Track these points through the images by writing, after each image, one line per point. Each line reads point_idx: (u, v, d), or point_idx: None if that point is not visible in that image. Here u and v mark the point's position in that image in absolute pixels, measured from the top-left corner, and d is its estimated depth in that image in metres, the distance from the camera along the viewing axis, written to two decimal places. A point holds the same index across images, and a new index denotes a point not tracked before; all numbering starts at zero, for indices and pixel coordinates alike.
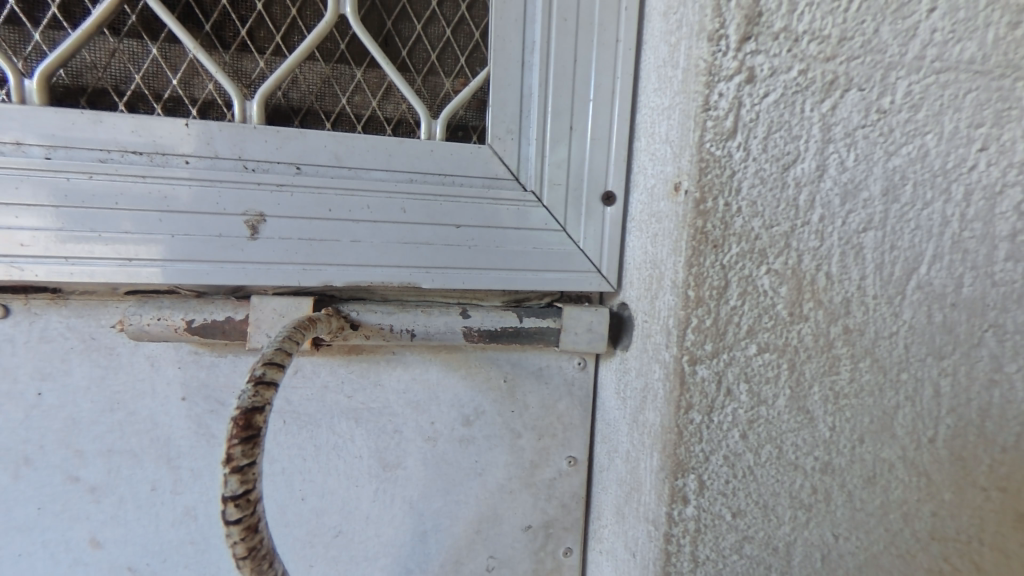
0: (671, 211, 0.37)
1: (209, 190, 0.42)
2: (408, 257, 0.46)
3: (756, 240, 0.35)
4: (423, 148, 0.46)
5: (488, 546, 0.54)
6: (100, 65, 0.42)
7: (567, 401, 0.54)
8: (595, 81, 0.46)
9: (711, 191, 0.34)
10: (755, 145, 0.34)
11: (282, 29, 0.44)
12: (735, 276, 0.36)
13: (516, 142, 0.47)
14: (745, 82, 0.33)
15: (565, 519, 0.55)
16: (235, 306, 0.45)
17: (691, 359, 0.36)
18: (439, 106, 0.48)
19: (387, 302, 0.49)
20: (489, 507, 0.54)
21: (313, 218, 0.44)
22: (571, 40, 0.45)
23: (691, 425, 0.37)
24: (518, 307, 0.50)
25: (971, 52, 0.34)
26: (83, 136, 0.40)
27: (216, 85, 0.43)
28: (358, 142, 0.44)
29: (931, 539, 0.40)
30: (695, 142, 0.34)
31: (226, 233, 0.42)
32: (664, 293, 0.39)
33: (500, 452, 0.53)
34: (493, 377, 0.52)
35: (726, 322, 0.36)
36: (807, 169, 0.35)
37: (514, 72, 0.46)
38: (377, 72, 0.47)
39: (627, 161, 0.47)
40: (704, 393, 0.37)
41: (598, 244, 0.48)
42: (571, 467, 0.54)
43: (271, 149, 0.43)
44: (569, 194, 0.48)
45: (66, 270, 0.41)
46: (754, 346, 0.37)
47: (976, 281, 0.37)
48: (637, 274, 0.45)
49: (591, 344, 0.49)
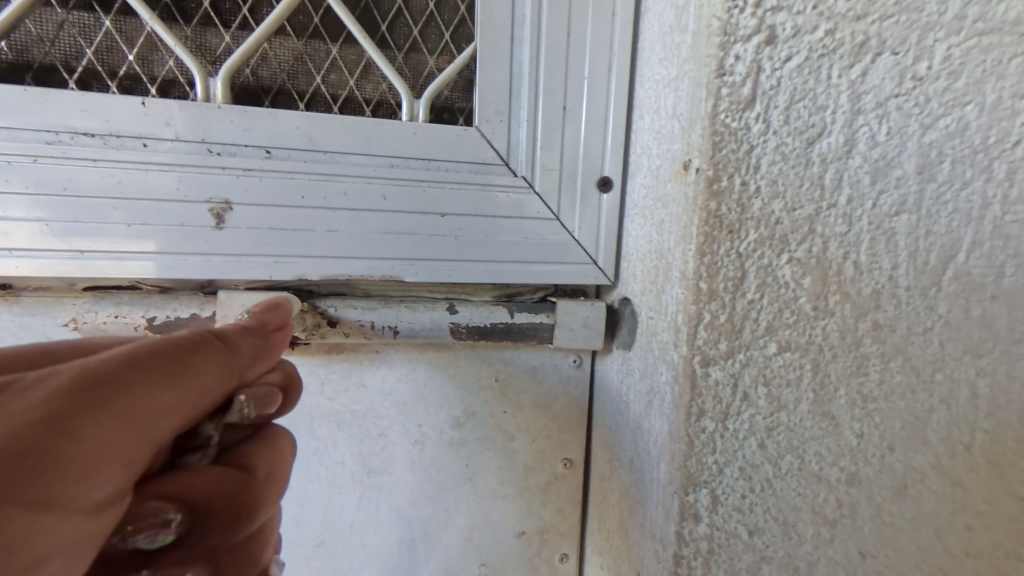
0: (680, 194, 0.33)
1: (169, 175, 0.38)
2: (390, 248, 0.42)
3: (776, 225, 0.31)
4: (405, 131, 0.41)
5: (480, 553, 0.50)
6: (47, 38, 0.37)
7: (562, 401, 0.50)
8: (591, 57, 0.42)
9: (726, 168, 0.30)
10: (776, 117, 0.30)
11: (249, 1, 0.40)
12: (752, 266, 0.31)
13: (506, 124, 0.43)
14: (764, 44, 0.29)
15: (561, 524, 0.51)
16: (202, 301, 0.41)
17: (702, 359, 0.32)
18: (422, 86, 0.44)
19: (369, 297, 0.44)
20: (483, 514, 0.50)
21: (286, 206, 0.40)
22: (564, 12, 0.41)
23: (702, 433, 0.33)
24: (508, 302, 0.46)
25: (1018, 11, 0.30)
26: (26, 115, 0.35)
27: (177, 61, 0.39)
28: (334, 123, 0.40)
29: (966, 555, 0.36)
30: (707, 113, 0.30)
31: (189, 222, 0.38)
32: (671, 285, 0.34)
33: (493, 459, 0.49)
34: (483, 376, 0.48)
35: (743, 318, 0.32)
36: (833, 143, 0.31)
37: (502, 47, 0.42)
38: (355, 49, 0.43)
39: (625, 144, 0.43)
40: (718, 398, 0.33)
41: (600, 240, 0.44)
42: (568, 470, 0.50)
43: (238, 130, 0.39)
44: (563, 180, 0.43)
45: (10, 262, 0.36)
46: (773, 345, 0.32)
47: (1018, 271, 0.33)
48: (641, 265, 0.40)
49: (587, 340, 0.45)
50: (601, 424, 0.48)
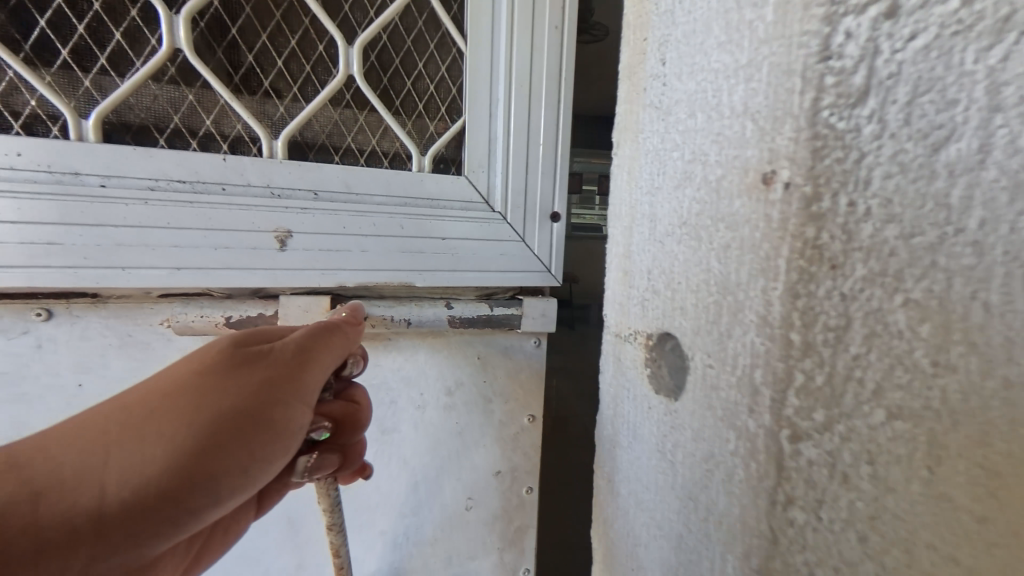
0: (756, 212, 0.28)
1: (245, 212, 0.56)
2: (400, 263, 0.62)
3: (888, 260, 0.23)
4: (415, 177, 0.63)
5: (466, 490, 0.74)
6: (144, 106, 0.54)
7: (527, 371, 0.74)
8: (541, 133, 0.67)
9: (827, 182, 0.25)
10: (891, 115, 0.22)
11: (298, 80, 0.58)
12: (860, 315, 0.24)
13: (485, 173, 0.65)
14: (884, 16, 0.22)
15: (525, 466, 0.76)
16: (263, 303, 0.62)
17: (791, 434, 0.27)
18: (426, 142, 0.64)
19: (383, 297, 0.65)
20: (469, 459, 0.73)
21: (331, 233, 0.59)
22: (525, 98, 0.65)
23: (789, 524, 0.28)
24: (488, 300, 0.69)
25: None
26: (132, 167, 0.53)
27: (243, 125, 0.57)
28: (364, 173, 0.60)
29: None
30: (806, 109, 0.25)
31: (259, 245, 0.57)
32: (745, 330, 0.30)
33: (477, 414, 0.72)
34: (468, 355, 0.71)
35: (845, 379, 0.25)
36: (963, 149, 0.21)
37: (484, 121, 0.65)
38: (376, 116, 0.62)
39: (562, 188, 0.69)
40: (807, 478, 0.27)
41: (545, 245, 0.68)
42: (530, 424, 0.75)
43: (293, 179, 0.58)
44: (526, 212, 0.67)
45: (119, 275, 0.53)
46: (880, 419, 0.24)
47: None
48: (696, 301, 0.34)
49: (544, 324, 0.70)
50: (627, 469, 0.42)
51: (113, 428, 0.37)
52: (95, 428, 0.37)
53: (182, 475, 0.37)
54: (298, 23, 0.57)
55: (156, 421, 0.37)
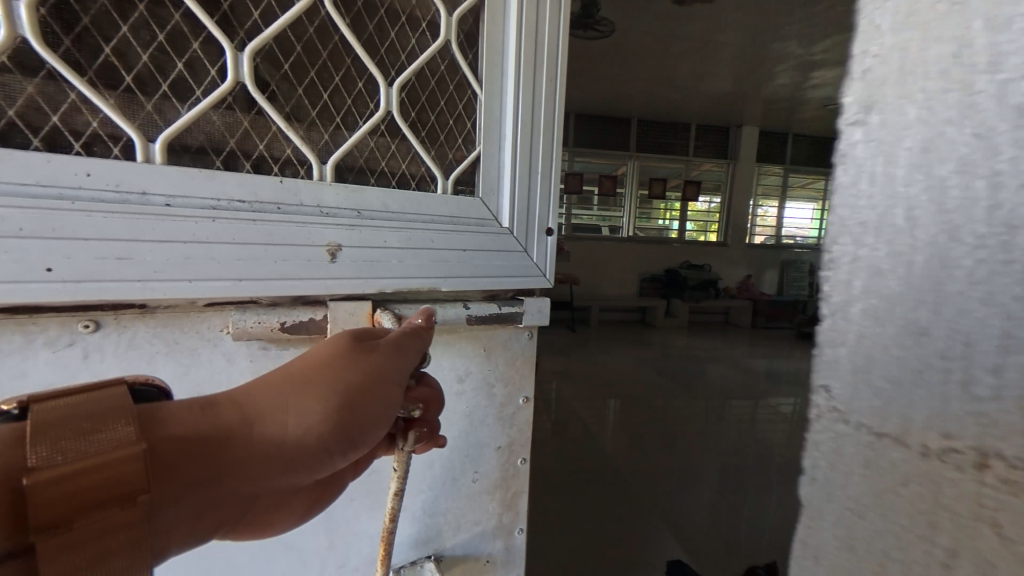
0: None
1: (304, 229, 0.71)
2: (434, 272, 0.84)
3: None
4: (439, 199, 0.88)
5: (473, 465, 1.06)
6: (203, 131, 0.69)
7: (519, 359, 1.06)
8: (535, 162, 0.96)
9: None
10: None
11: (341, 113, 0.79)
12: None
13: (494, 194, 0.95)
14: None
15: (517, 440, 1.10)
16: (311, 310, 0.74)
17: None
18: (447, 168, 0.93)
19: (413, 300, 0.84)
20: (479, 437, 1.05)
21: (375, 246, 0.78)
22: (526, 140, 0.95)
23: None
24: (496, 299, 0.94)
25: None
26: (197, 191, 0.65)
27: (292, 148, 0.75)
28: (396, 196, 0.82)
29: None
30: None
31: (313, 258, 0.72)
32: None
33: (482, 397, 1.03)
34: (476, 346, 0.99)
35: None
36: None
37: (496, 155, 0.94)
38: (405, 144, 0.87)
39: (552, 204, 0.99)
40: None
41: (541, 254, 0.98)
42: (524, 403, 1.09)
43: (341, 200, 0.77)
44: (525, 224, 0.96)
45: (184, 288, 0.64)
46: None
47: None
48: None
49: (540, 318, 0.99)
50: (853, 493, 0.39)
51: (288, 387, 0.53)
52: (275, 388, 0.53)
53: (333, 424, 0.54)
54: (342, 62, 0.78)
55: (315, 383, 0.55)
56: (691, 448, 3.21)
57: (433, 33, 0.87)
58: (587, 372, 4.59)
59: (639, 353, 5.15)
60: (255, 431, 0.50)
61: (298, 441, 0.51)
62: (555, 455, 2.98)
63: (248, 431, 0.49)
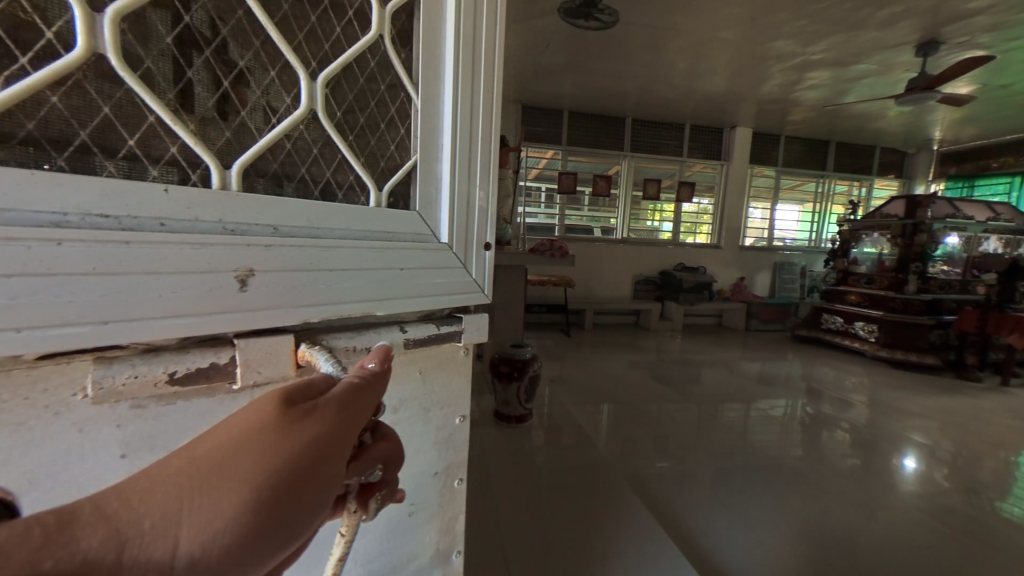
0: None
1: (202, 249, 0.50)
2: (368, 297, 0.66)
3: None
4: (374, 211, 0.70)
5: (411, 497, 0.86)
6: (35, 116, 0.44)
7: (458, 374, 0.89)
8: (476, 174, 0.84)
9: None
10: None
11: (248, 104, 0.59)
12: None
13: (435, 208, 0.79)
14: None
15: (456, 461, 0.93)
16: (217, 350, 0.54)
17: None
18: (381, 177, 0.75)
19: (340, 328, 0.66)
20: (416, 466, 0.85)
21: (298, 268, 0.58)
22: (466, 149, 0.82)
23: None
24: (435, 319, 0.79)
25: None
26: (28, 198, 0.42)
27: (180, 147, 0.53)
28: (323, 207, 0.64)
29: None
30: None
31: (218, 286, 0.52)
32: None
33: (417, 424, 0.83)
34: (411, 371, 0.79)
35: None
36: None
37: (433, 165, 0.79)
38: (331, 148, 0.68)
39: (492, 220, 0.88)
40: None
41: (480, 270, 0.87)
42: (461, 421, 0.92)
43: (251, 213, 0.56)
44: (466, 242, 0.83)
45: (10, 340, 0.40)
46: None
47: None
48: None
49: (479, 335, 0.87)
50: None
51: (196, 470, 0.33)
52: (172, 474, 0.33)
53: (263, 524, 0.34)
54: (249, 44, 0.58)
55: (245, 458, 0.34)
56: (692, 454, 3.09)
57: (363, 23, 0.69)
58: (581, 376, 4.45)
59: (633, 357, 5.03)
60: (127, 558, 0.29)
61: (210, 564, 0.31)
62: (550, 452, 2.88)
63: (116, 560, 0.28)
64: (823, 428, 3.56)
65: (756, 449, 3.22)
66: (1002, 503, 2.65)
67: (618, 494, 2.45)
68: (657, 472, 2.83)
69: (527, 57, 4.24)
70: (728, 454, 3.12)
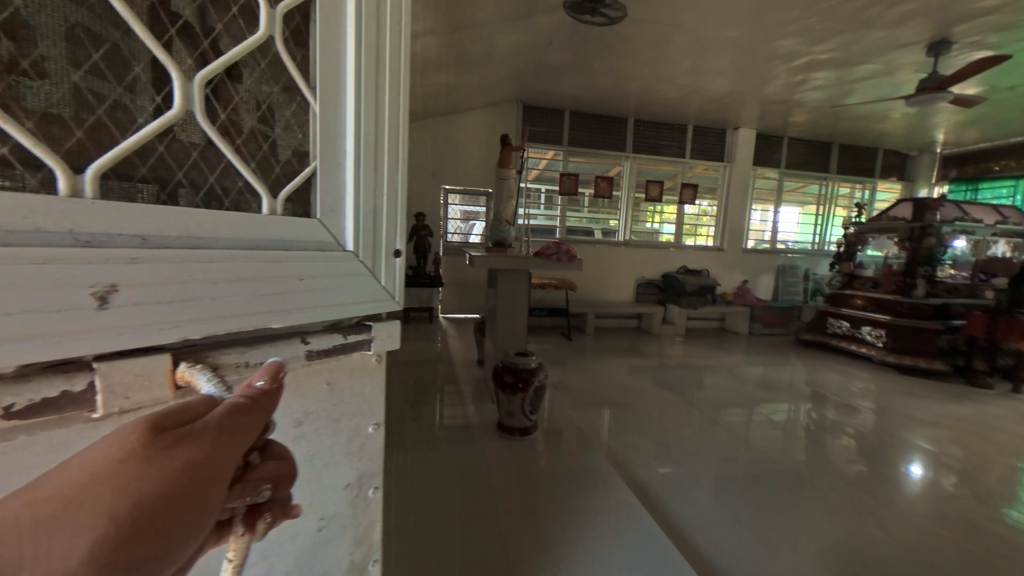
0: None
1: (44, 266, 0.41)
2: (260, 313, 0.58)
3: None
4: (269, 219, 0.62)
5: (317, 513, 0.74)
6: None
7: (369, 381, 0.77)
8: (382, 181, 0.77)
9: None
10: None
11: (108, 100, 0.51)
12: None
13: (337, 217, 0.71)
14: None
15: (371, 470, 0.81)
16: (72, 375, 0.45)
17: None
18: (275, 182, 0.66)
19: (234, 340, 0.58)
20: (320, 479, 0.73)
21: (176, 281, 0.50)
22: (371, 155, 0.75)
23: None
24: (340, 328, 0.71)
25: None
26: None
27: (12, 148, 0.44)
28: (208, 215, 0.55)
29: None
30: None
31: (66, 307, 0.43)
32: None
33: (321, 433, 0.71)
34: (314, 384, 0.69)
35: None
36: None
37: (334, 171, 0.71)
38: (214, 150, 0.59)
39: (402, 231, 0.82)
40: None
41: (390, 276, 0.80)
42: (376, 429, 0.80)
43: (118, 218, 0.47)
44: (372, 251, 0.76)
45: None
46: None
47: None
48: None
49: (390, 343, 0.79)
50: None
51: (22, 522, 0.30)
52: None
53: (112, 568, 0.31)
54: (105, 36, 0.50)
55: (96, 490, 0.32)
56: (698, 460, 2.99)
57: (250, 20, 0.62)
58: (583, 380, 4.36)
59: (636, 362, 4.94)
60: None
61: None
62: (553, 454, 2.81)
63: None
64: (831, 434, 3.47)
65: (762, 454, 3.13)
66: (1008, 511, 2.57)
67: (623, 499, 2.35)
68: (661, 478, 2.73)
69: (529, 56, 4.17)
70: (735, 460, 3.02)
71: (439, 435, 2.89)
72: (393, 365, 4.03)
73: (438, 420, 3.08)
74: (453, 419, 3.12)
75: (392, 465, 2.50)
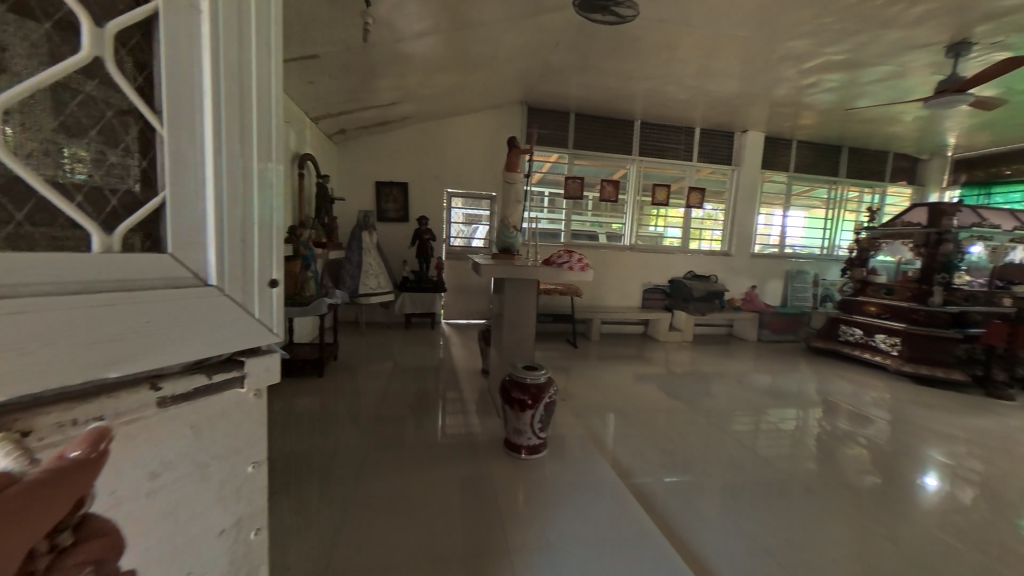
0: None
1: None
2: (91, 363, 0.52)
3: None
4: (107, 258, 0.56)
5: (187, 566, 0.65)
6: None
7: (246, 419, 0.72)
8: (252, 212, 0.74)
9: None
10: None
11: None
12: None
13: (198, 250, 0.66)
14: None
15: (253, 511, 0.75)
16: None
17: None
18: (110, 217, 0.61)
19: (60, 395, 0.51)
20: (190, 528, 0.64)
21: None
22: (238, 183, 0.70)
23: None
24: (203, 368, 0.66)
25: None
26: None
27: None
28: (19, 261, 0.49)
29: None
30: None
31: None
32: None
33: (190, 479, 0.63)
34: (178, 430, 0.62)
35: None
36: None
37: (188, 200, 0.64)
38: (23, 189, 0.54)
39: (275, 262, 0.79)
40: None
41: (265, 306, 0.77)
42: (256, 468, 0.75)
43: None
44: (243, 286, 0.72)
45: None
46: None
47: None
48: None
49: (269, 376, 0.76)
50: None
51: None
52: None
53: None
54: None
55: None
56: (710, 469, 2.86)
57: (71, 43, 0.57)
58: (588, 387, 4.24)
59: (641, 369, 4.81)
60: None
61: None
62: (559, 462, 2.68)
63: None
64: (845, 444, 3.35)
65: (776, 464, 3.01)
66: None
67: (632, 513, 2.23)
68: (671, 488, 2.61)
69: (534, 57, 4.08)
70: (749, 470, 2.89)
71: (442, 443, 2.77)
72: (394, 372, 3.91)
73: (440, 428, 2.97)
74: (456, 427, 3.00)
75: (392, 473, 2.39)
